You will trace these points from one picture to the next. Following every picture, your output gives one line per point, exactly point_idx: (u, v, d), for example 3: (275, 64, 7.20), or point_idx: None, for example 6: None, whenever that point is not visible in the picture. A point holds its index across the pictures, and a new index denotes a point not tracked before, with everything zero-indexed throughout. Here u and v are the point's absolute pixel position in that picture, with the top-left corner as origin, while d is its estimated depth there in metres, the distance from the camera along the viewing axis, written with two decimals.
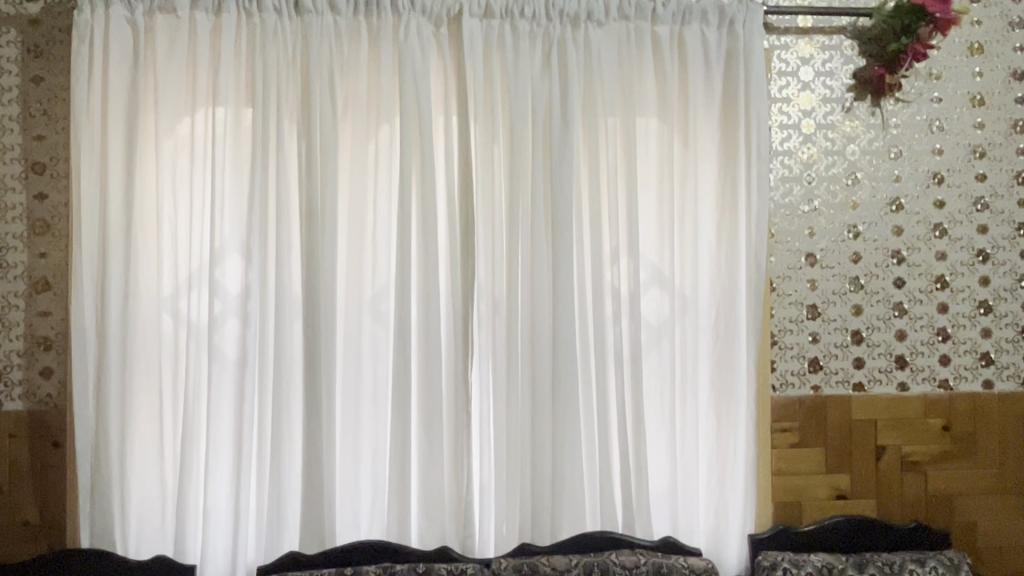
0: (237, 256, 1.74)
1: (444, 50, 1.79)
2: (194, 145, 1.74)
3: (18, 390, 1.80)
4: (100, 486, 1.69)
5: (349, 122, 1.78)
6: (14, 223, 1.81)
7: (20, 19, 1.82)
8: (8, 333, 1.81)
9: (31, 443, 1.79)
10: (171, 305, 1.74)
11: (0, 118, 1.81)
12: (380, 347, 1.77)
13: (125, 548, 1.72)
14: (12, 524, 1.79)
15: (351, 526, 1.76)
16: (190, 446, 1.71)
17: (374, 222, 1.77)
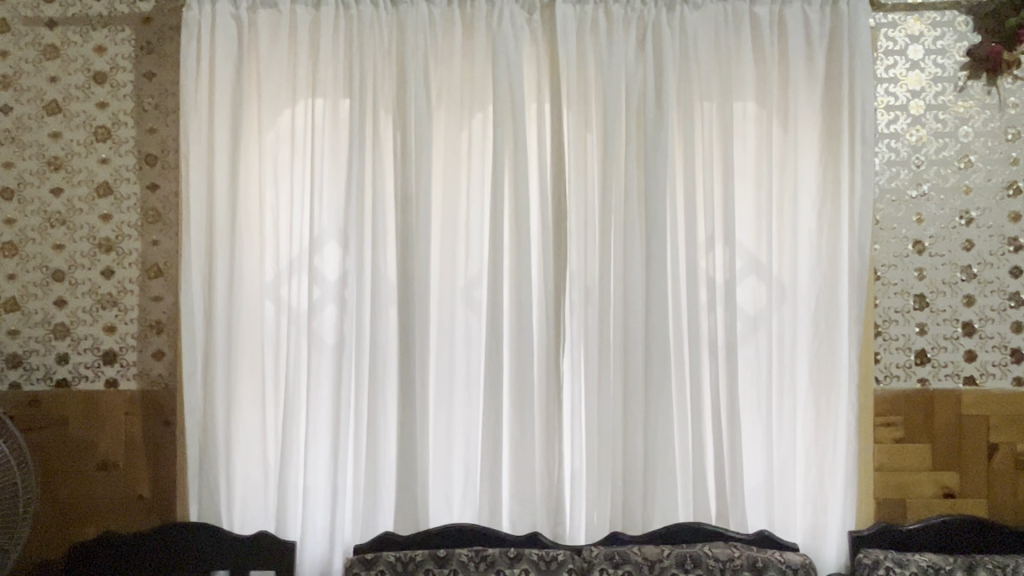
0: (335, 244, 1.79)
1: (537, 37, 1.79)
2: (294, 136, 1.80)
3: (132, 370, 1.90)
4: (206, 463, 1.77)
5: (443, 111, 1.79)
6: (129, 212, 1.91)
7: (132, 18, 1.92)
8: (123, 316, 1.91)
9: (145, 421, 1.89)
10: (273, 291, 1.81)
11: (116, 113, 1.92)
12: (473, 334, 1.78)
13: (230, 523, 1.79)
14: (128, 498, 1.89)
15: (443, 509, 1.79)
16: (292, 426, 1.77)
17: (467, 211, 1.78)
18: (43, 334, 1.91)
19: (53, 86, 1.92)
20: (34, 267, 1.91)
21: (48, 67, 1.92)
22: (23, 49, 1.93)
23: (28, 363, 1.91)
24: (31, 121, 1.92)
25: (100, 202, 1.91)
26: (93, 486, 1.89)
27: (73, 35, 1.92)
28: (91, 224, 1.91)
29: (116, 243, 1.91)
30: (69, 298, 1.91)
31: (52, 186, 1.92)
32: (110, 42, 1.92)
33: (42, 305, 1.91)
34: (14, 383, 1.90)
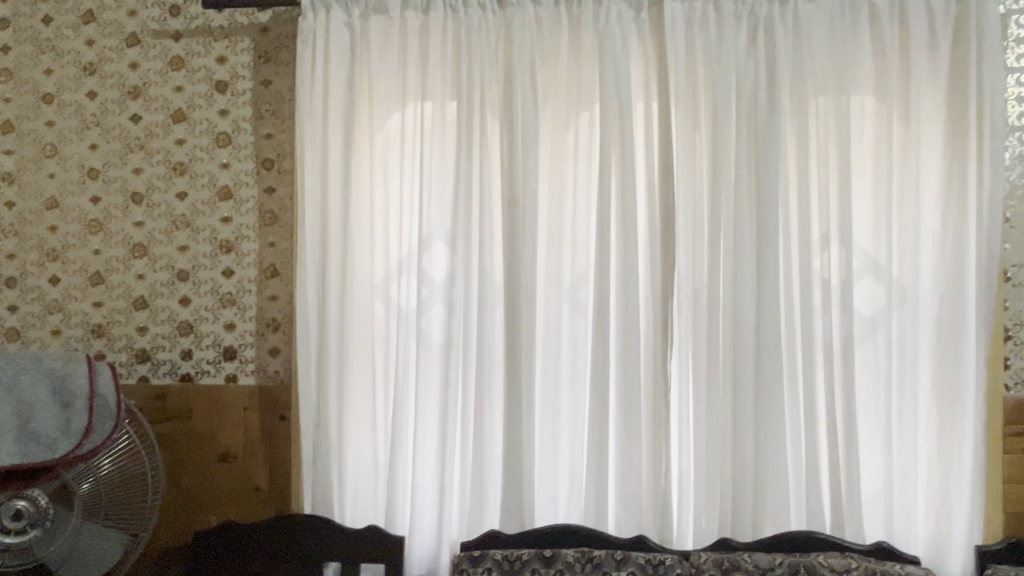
0: (444, 244, 1.82)
1: (645, 34, 1.77)
2: (404, 139, 1.84)
3: (250, 366, 1.98)
4: (319, 456, 1.82)
5: (550, 112, 1.80)
6: (247, 214, 1.99)
7: (251, 28, 2.01)
8: (242, 314, 1.99)
9: (262, 415, 1.97)
10: (383, 292, 1.85)
11: (236, 120, 2.00)
12: (580, 335, 1.78)
13: (341, 516, 1.84)
14: (246, 489, 1.97)
15: (549, 509, 1.79)
16: (401, 423, 1.81)
17: (574, 212, 1.78)
18: (168, 332, 2.02)
19: (178, 95, 2.03)
20: (162, 268, 2.03)
21: (174, 77, 2.03)
22: (151, 61, 2.05)
23: (155, 358, 2.02)
24: (158, 128, 2.03)
25: (221, 206, 2.00)
26: (214, 476, 1.98)
27: (197, 46, 2.03)
28: (213, 226, 2.00)
29: (236, 244, 2.00)
30: (193, 297, 2.01)
31: (177, 190, 2.02)
32: (231, 52, 2.01)
33: (168, 303, 2.02)
34: (142, 377, 2.02)
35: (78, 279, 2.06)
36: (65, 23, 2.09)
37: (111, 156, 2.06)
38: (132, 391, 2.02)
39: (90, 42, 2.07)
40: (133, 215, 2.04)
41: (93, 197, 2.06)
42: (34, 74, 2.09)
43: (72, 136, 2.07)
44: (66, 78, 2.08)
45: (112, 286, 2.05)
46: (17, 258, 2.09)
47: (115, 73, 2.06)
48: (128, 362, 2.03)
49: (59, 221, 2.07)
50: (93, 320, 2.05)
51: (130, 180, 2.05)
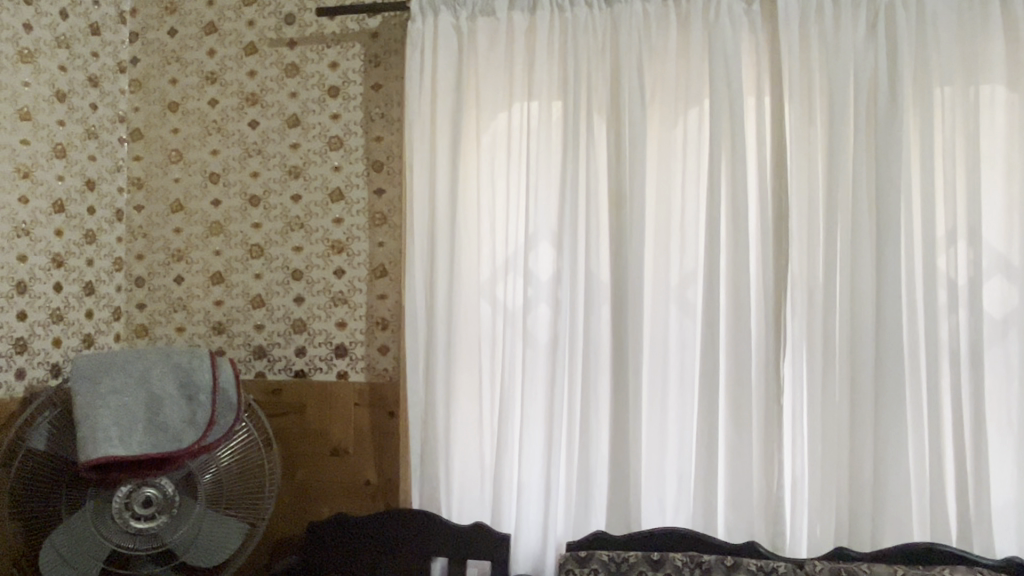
0: (549, 244, 1.82)
1: (757, 28, 1.73)
2: (510, 139, 1.85)
3: (361, 363, 2.04)
4: (428, 452, 1.86)
5: (658, 108, 1.78)
6: (358, 215, 2.05)
7: (362, 34, 2.06)
8: (353, 313, 2.05)
9: (371, 411, 2.02)
10: (490, 291, 1.86)
11: (347, 123, 2.06)
12: (688, 336, 1.74)
13: (448, 512, 1.87)
14: (356, 483, 2.02)
15: (657, 512, 1.76)
16: (507, 421, 1.82)
17: (682, 210, 1.75)
18: (283, 329, 2.09)
19: (293, 101, 2.10)
20: (277, 268, 2.10)
21: (289, 84, 2.11)
22: (268, 69, 2.13)
23: (272, 354, 2.10)
24: (274, 134, 2.12)
25: (333, 207, 2.06)
26: (326, 470, 2.04)
27: (311, 53, 2.10)
28: (325, 227, 2.07)
29: (347, 245, 2.05)
30: (306, 296, 2.08)
31: (292, 193, 2.10)
32: (342, 58, 2.07)
33: (283, 302, 2.10)
34: (259, 373, 2.10)
35: (200, 278, 2.17)
36: (189, 34, 2.20)
37: (231, 160, 2.15)
38: (250, 385, 2.10)
39: (211, 52, 2.18)
40: (251, 217, 2.13)
41: (214, 200, 2.16)
42: (161, 84, 2.21)
43: (195, 142, 2.18)
44: (190, 87, 2.19)
45: (231, 285, 2.14)
46: (145, 259, 2.21)
47: (235, 81, 2.15)
48: (246, 358, 2.12)
49: (183, 223, 2.18)
50: (214, 318, 2.15)
51: (248, 183, 2.13)
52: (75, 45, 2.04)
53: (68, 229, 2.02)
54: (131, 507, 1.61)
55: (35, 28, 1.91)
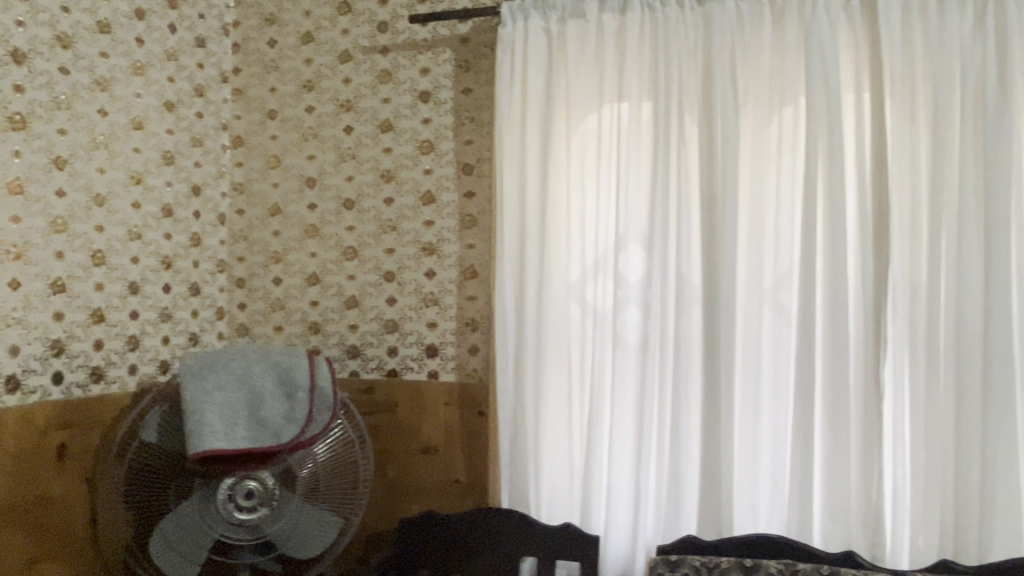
0: (640, 245, 1.81)
1: (855, 22, 1.68)
2: (601, 140, 1.85)
3: (451, 363, 2.07)
4: (518, 452, 1.88)
5: (751, 108, 1.75)
6: (448, 218, 2.08)
7: (453, 39, 2.10)
8: (443, 314, 2.08)
9: (462, 411, 2.05)
10: (579, 293, 1.86)
11: (438, 127, 2.10)
12: (782, 339, 1.71)
13: (538, 512, 1.88)
14: (447, 481, 2.05)
15: (749, 519, 1.73)
16: (596, 423, 1.81)
17: (776, 210, 1.72)
18: (377, 329, 2.15)
19: (386, 106, 2.15)
20: (370, 269, 2.16)
21: (382, 89, 2.16)
22: (362, 76, 2.19)
23: (365, 354, 2.15)
24: (368, 138, 2.17)
25: (424, 210, 2.10)
26: (417, 467, 2.08)
27: (403, 59, 2.14)
28: (417, 229, 2.11)
29: (438, 247, 2.09)
30: (398, 296, 2.13)
31: (385, 196, 2.15)
32: (434, 63, 2.11)
33: (376, 303, 2.15)
34: (354, 371, 2.16)
35: (297, 279, 2.24)
36: (287, 44, 2.28)
37: (326, 165, 2.22)
38: (344, 383, 2.16)
39: (308, 61, 2.25)
40: (345, 220, 2.19)
41: (310, 204, 2.23)
42: (261, 92, 2.30)
43: (293, 148, 2.26)
44: (288, 95, 2.27)
45: (327, 286, 2.21)
46: (245, 261, 2.30)
47: (331, 89, 2.22)
48: (340, 357, 2.18)
49: (281, 226, 2.26)
50: (311, 318, 2.22)
51: (343, 187, 2.20)
52: (182, 57, 2.15)
53: (176, 233, 2.12)
54: (235, 498, 1.68)
55: (146, 42, 2.02)
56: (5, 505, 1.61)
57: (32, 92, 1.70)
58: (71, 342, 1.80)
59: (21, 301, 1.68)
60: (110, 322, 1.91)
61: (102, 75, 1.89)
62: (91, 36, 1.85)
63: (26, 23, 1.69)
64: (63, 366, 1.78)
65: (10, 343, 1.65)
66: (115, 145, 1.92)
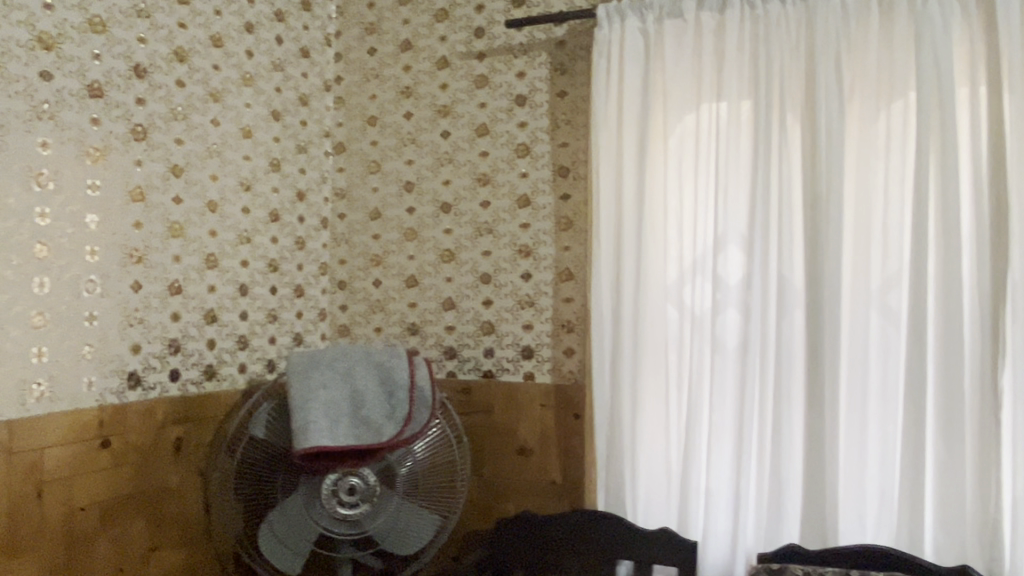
0: (739, 247, 1.78)
1: (971, 12, 1.60)
2: (699, 140, 1.82)
3: (547, 365, 2.08)
4: (614, 455, 1.87)
5: (857, 104, 1.69)
6: (544, 220, 2.09)
7: (548, 43, 2.11)
8: (539, 316, 2.09)
9: (557, 413, 2.05)
10: (676, 295, 1.84)
11: (534, 131, 2.11)
12: (891, 344, 1.65)
13: (635, 515, 1.87)
14: (543, 482, 2.06)
15: (856, 529, 1.67)
16: (695, 427, 1.79)
17: (884, 210, 1.66)
18: (473, 331, 2.18)
19: (482, 111, 2.18)
20: (467, 272, 2.19)
21: (479, 94, 2.19)
22: (459, 81, 2.22)
23: (462, 355, 2.19)
24: (465, 143, 2.20)
25: (520, 213, 2.12)
26: (513, 468, 2.10)
27: (499, 64, 2.17)
28: (513, 232, 2.13)
29: (534, 249, 2.10)
30: (495, 298, 2.15)
31: (482, 199, 2.18)
32: (530, 67, 2.13)
33: (473, 305, 2.18)
34: (451, 372, 2.20)
35: (396, 282, 2.30)
36: (386, 52, 2.34)
37: (425, 170, 2.26)
38: (442, 384, 2.20)
39: (407, 68, 2.30)
40: (443, 223, 2.23)
41: (409, 208, 2.28)
42: (362, 100, 2.37)
43: (392, 154, 2.32)
44: (388, 102, 2.33)
45: (425, 288, 2.25)
46: (347, 264, 2.37)
47: (428, 95, 2.27)
48: (438, 358, 2.22)
49: (381, 230, 2.32)
50: (409, 319, 2.27)
51: (440, 191, 2.24)
52: (288, 68, 2.23)
53: (282, 237, 2.21)
54: (337, 494, 1.73)
55: (255, 54, 2.11)
56: (126, 494, 1.71)
57: (152, 104, 1.80)
58: (187, 341, 1.90)
59: (142, 302, 1.77)
60: (222, 322, 2.00)
61: (215, 86, 1.98)
62: (205, 50, 1.95)
63: (147, 39, 1.79)
64: (179, 364, 1.87)
65: (132, 341, 1.75)
66: (226, 153, 2.01)
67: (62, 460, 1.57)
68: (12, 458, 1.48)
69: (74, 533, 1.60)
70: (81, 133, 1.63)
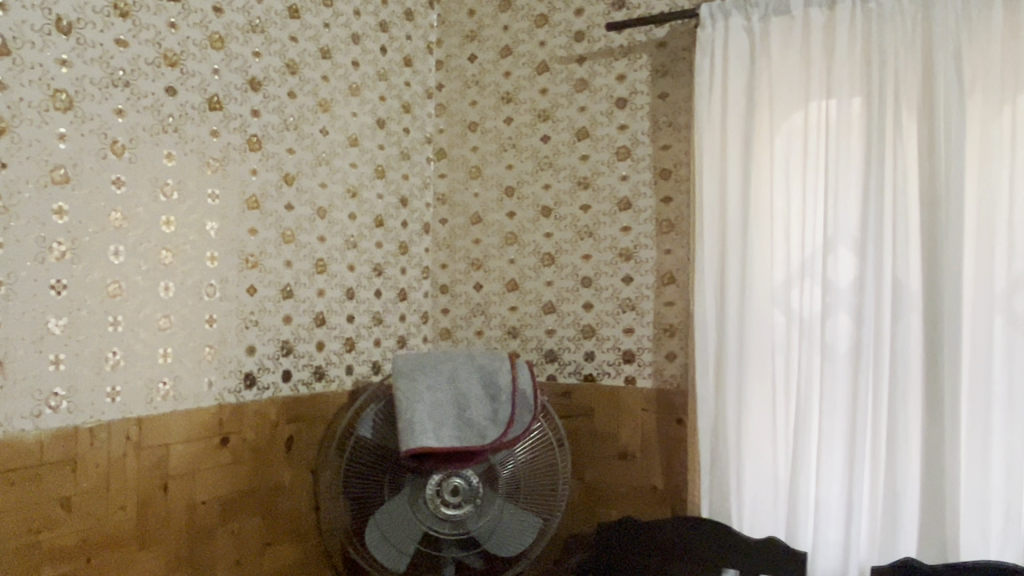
0: (851, 249, 1.72)
1: None
2: (807, 138, 1.77)
3: (648, 369, 2.06)
4: (719, 462, 1.84)
5: (979, 98, 1.61)
6: (646, 223, 2.07)
7: (649, 44, 2.09)
8: (641, 320, 2.07)
9: (659, 418, 2.03)
10: (784, 298, 1.80)
11: (635, 133, 2.10)
12: (1018, 350, 1.56)
13: (740, 523, 1.83)
14: (644, 487, 2.04)
15: (978, 545, 1.59)
16: (803, 434, 1.74)
17: (1010, 209, 1.57)
18: (574, 334, 2.18)
19: (582, 114, 2.18)
20: (568, 275, 2.19)
21: (579, 98, 2.19)
22: (559, 85, 2.23)
23: (563, 358, 2.20)
24: (565, 147, 2.21)
25: (621, 216, 2.11)
26: (614, 472, 2.09)
27: (600, 67, 2.16)
28: (614, 235, 2.12)
29: (635, 252, 2.09)
30: (595, 302, 2.15)
31: (582, 203, 2.18)
32: (630, 69, 2.11)
33: (573, 308, 2.18)
34: (552, 375, 2.21)
35: (497, 285, 2.32)
36: (487, 58, 2.36)
37: (525, 174, 2.28)
38: (543, 387, 2.22)
39: (507, 74, 2.33)
40: (543, 227, 2.24)
41: (509, 212, 2.30)
42: (463, 107, 2.40)
43: (493, 159, 2.34)
44: (488, 108, 2.36)
45: (525, 291, 2.27)
46: (448, 268, 2.41)
47: (529, 99, 2.28)
48: (539, 361, 2.23)
49: (482, 234, 2.35)
50: (510, 322, 2.29)
51: (541, 195, 2.25)
52: (392, 77, 2.29)
53: (387, 242, 2.26)
54: (441, 495, 1.76)
55: (361, 64, 2.17)
56: (243, 489, 1.79)
57: (267, 115, 1.88)
58: (298, 343, 1.97)
59: (258, 305, 1.85)
60: (331, 324, 2.07)
61: (324, 97, 2.05)
62: (315, 62, 2.02)
63: (262, 53, 1.87)
64: (291, 365, 1.94)
65: (249, 343, 1.83)
66: (335, 161, 2.08)
67: (185, 456, 1.65)
68: (142, 453, 1.57)
69: (197, 525, 1.68)
70: (202, 145, 1.71)
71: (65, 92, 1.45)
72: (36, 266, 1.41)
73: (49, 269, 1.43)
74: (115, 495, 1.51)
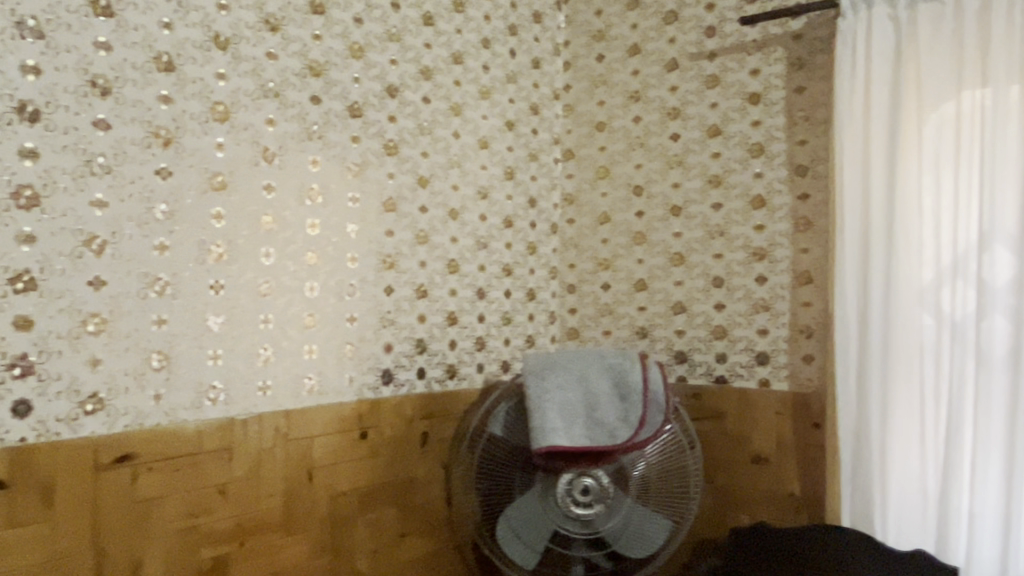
0: (1009, 248, 1.61)
1: None
2: (959, 130, 1.68)
3: (784, 371, 2.00)
4: (863, 469, 1.77)
5: None
6: (781, 222, 2.01)
7: (785, 37, 2.03)
8: (775, 321, 2.02)
9: (795, 422, 1.97)
10: (933, 299, 1.71)
11: (770, 129, 2.04)
12: None
13: (884, 535, 1.74)
14: (779, 493, 1.99)
15: None
16: (956, 443, 1.65)
17: None
18: (705, 335, 2.15)
19: (714, 111, 2.14)
20: (698, 275, 2.16)
21: (710, 95, 2.15)
22: (689, 83, 2.20)
23: (693, 359, 2.17)
24: (695, 145, 2.18)
25: (755, 214, 2.06)
26: (747, 477, 2.05)
27: (732, 63, 2.12)
28: (747, 234, 2.07)
29: (770, 252, 2.03)
30: (727, 302, 2.10)
31: (713, 201, 2.14)
32: (764, 64, 2.06)
33: (704, 309, 2.15)
34: (682, 376, 2.18)
35: (625, 285, 2.31)
36: (615, 57, 2.36)
37: (653, 173, 2.26)
38: (673, 388, 2.19)
39: (635, 72, 2.31)
40: (673, 226, 2.21)
41: (638, 211, 2.29)
42: (590, 107, 2.41)
43: (621, 158, 2.33)
44: (616, 107, 2.35)
45: (654, 292, 2.25)
46: (576, 268, 2.42)
47: (658, 98, 2.26)
48: (668, 362, 2.21)
49: (610, 234, 2.35)
50: (639, 322, 2.28)
51: (670, 194, 2.22)
52: (520, 79, 2.31)
53: (516, 242, 2.29)
54: (572, 494, 1.75)
55: (491, 68, 2.21)
56: (380, 481, 1.85)
57: (403, 120, 1.94)
58: (432, 341, 2.02)
59: (394, 304, 1.91)
60: (462, 323, 2.11)
61: (456, 101, 2.10)
62: (447, 67, 2.07)
63: (398, 60, 1.93)
64: (425, 363, 2.00)
65: (386, 341, 1.89)
66: (466, 163, 2.12)
67: (327, 449, 1.73)
68: (289, 444, 1.66)
69: (339, 515, 1.76)
70: (344, 151, 1.79)
71: (223, 104, 1.55)
72: (198, 267, 1.51)
73: (209, 270, 1.52)
74: (264, 483, 1.60)
